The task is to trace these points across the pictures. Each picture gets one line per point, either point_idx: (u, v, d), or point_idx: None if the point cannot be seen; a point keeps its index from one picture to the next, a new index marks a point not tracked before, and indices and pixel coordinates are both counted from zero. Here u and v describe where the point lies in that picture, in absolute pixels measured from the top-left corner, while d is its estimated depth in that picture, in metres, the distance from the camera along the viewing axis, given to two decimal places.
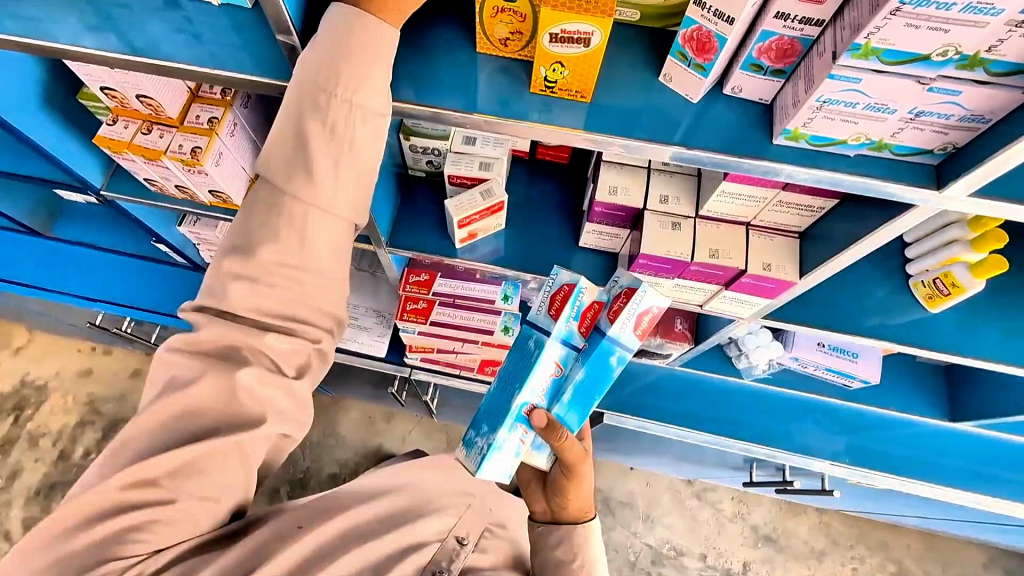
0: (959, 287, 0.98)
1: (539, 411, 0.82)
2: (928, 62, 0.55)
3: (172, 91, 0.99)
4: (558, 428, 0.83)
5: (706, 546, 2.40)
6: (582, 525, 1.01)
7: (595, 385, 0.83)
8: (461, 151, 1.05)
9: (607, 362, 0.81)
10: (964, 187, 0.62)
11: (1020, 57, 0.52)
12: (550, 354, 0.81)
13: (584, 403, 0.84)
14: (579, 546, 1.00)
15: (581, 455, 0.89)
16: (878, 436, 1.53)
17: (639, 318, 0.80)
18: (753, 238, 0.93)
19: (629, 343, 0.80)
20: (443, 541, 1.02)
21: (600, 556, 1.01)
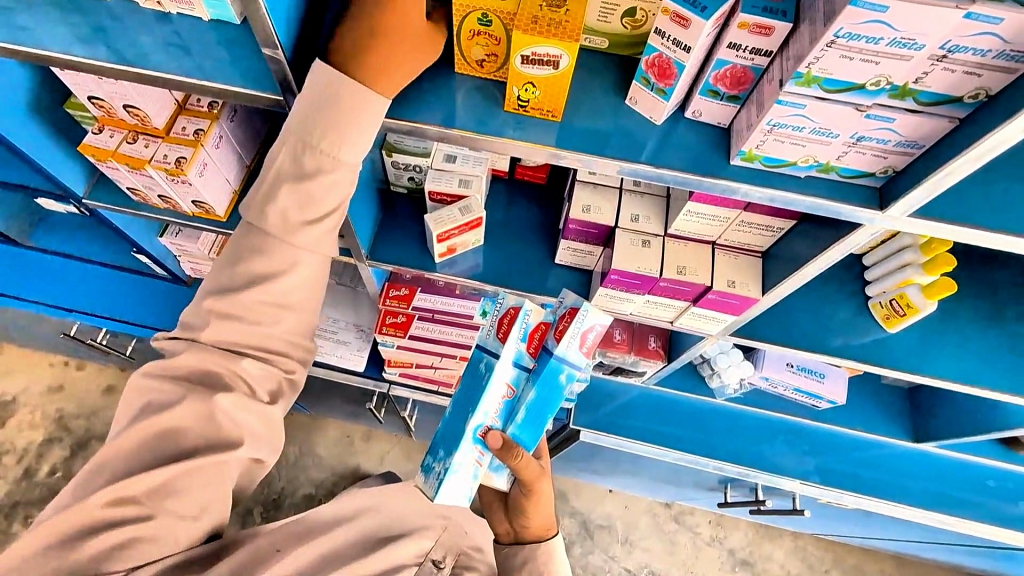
0: (913, 308, 1.02)
1: (493, 432, 0.87)
2: (864, 90, 0.60)
3: (158, 102, 1.02)
4: (513, 448, 0.88)
5: (684, 571, 2.40)
6: (544, 544, 1.08)
7: (547, 405, 0.89)
8: (441, 169, 1.09)
9: (556, 382, 0.86)
10: (903, 207, 0.67)
11: (944, 89, 0.57)
12: (501, 377, 0.87)
13: (537, 422, 0.90)
14: (543, 563, 1.07)
15: (536, 473, 0.96)
16: (847, 457, 1.57)
17: (584, 336, 0.86)
18: (718, 256, 0.97)
19: (578, 362, 0.86)
20: (421, 565, 0.99)
21: (565, 567, 1.08)
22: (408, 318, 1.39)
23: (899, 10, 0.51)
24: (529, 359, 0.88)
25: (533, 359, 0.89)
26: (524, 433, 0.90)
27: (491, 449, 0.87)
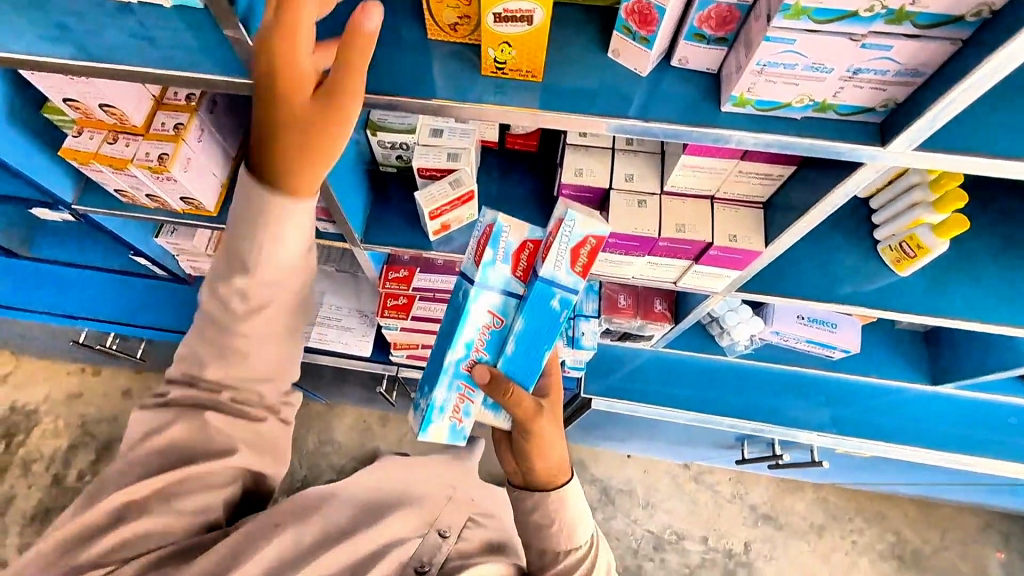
0: (925, 249, 0.99)
1: (479, 367, 0.82)
2: (857, 18, 0.56)
3: (134, 98, 1.00)
4: (502, 382, 0.82)
5: (707, 528, 2.42)
6: (555, 491, 0.94)
7: (539, 335, 0.83)
8: (428, 144, 1.06)
9: (545, 306, 0.81)
10: (907, 140, 0.64)
11: (944, 9, 0.54)
12: (482, 305, 0.83)
13: (528, 355, 0.84)
14: (554, 512, 0.93)
15: (535, 414, 0.86)
16: (864, 406, 1.54)
17: (573, 252, 0.80)
18: (718, 211, 0.94)
19: (569, 284, 0.81)
20: (425, 536, 0.95)
21: (581, 514, 0.95)
22: (409, 300, 1.37)
23: None
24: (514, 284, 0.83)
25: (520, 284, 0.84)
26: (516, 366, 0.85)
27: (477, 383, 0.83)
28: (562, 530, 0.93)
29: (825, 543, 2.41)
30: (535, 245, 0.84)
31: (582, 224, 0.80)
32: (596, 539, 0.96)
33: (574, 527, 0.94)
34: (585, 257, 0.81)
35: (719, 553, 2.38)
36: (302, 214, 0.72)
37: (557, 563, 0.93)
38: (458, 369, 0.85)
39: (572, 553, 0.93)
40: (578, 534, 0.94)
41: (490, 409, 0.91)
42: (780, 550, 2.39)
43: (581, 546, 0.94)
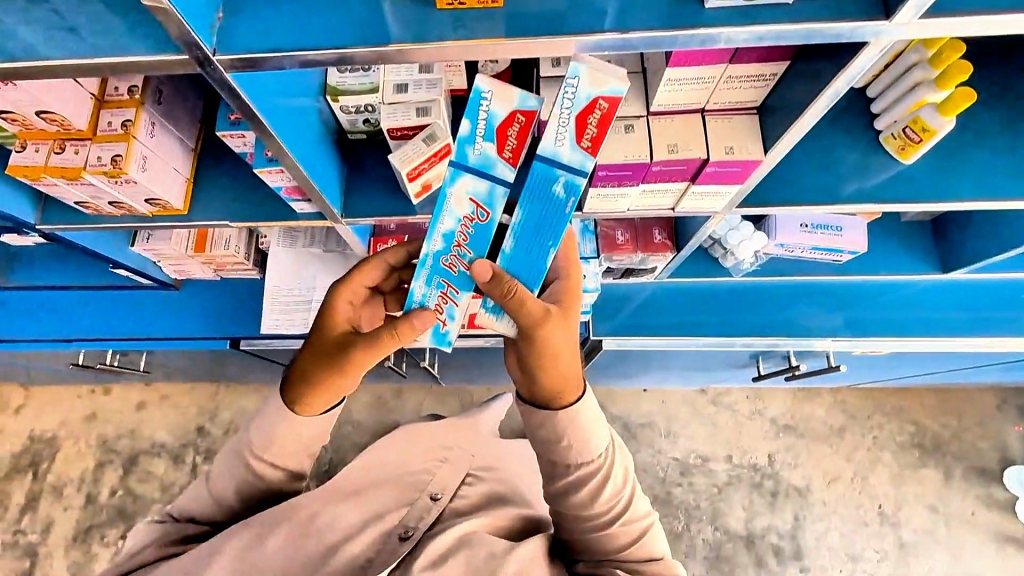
0: (930, 131, 0.95)
1: (480, 262, 0.73)
2: None
3: (72, 99, 0.93)
4: (503, 279, 0.73)
5: (730, 447, 2.46)
6: (565, 408, 0.77)
7: (541, 225, 0.75)
8: (394, 101, 0.98)
9: (546, 187, 0.73)
10: (913, 9, 0.58)
11: None
12: (463, 190, 0.77)
13: (531, 248, 0.75)
14: (564, 428, 0.77)
15: (537, 313, 0.73)
16: (875, 306, 1.53)
17: (583, 120, 0.70)
18: (710, 123, 0.89)
19: (573, 160, 0.72)
20: (414, 503, 0.96)
21: (599, 432, 0.78)
22: None
23: None
24: (501, 164, 0.76)
25: (509, 166, 0.76)
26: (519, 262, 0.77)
27: (476, 281, 0.74)
28: (571, 446, 0.78)
29: (847, 443, 2.46)
30: (525, 119, 0.75)
31: (589, 82, 0.69)
32: (618, 454, 0.81)
33: (588, 445, 0.78)
34: (593, 124, 0.70)
35: (745, 469, 2.43)
36: (351, 384, 0.85)
37: (568, 477, 0.80)
38: (440, 264, 0.80)
39: (586, 470, 0.79)
40: (594, 452, 0.78)
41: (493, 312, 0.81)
42: (804, 456, 2.45)
43: (597, 464, 0.79)
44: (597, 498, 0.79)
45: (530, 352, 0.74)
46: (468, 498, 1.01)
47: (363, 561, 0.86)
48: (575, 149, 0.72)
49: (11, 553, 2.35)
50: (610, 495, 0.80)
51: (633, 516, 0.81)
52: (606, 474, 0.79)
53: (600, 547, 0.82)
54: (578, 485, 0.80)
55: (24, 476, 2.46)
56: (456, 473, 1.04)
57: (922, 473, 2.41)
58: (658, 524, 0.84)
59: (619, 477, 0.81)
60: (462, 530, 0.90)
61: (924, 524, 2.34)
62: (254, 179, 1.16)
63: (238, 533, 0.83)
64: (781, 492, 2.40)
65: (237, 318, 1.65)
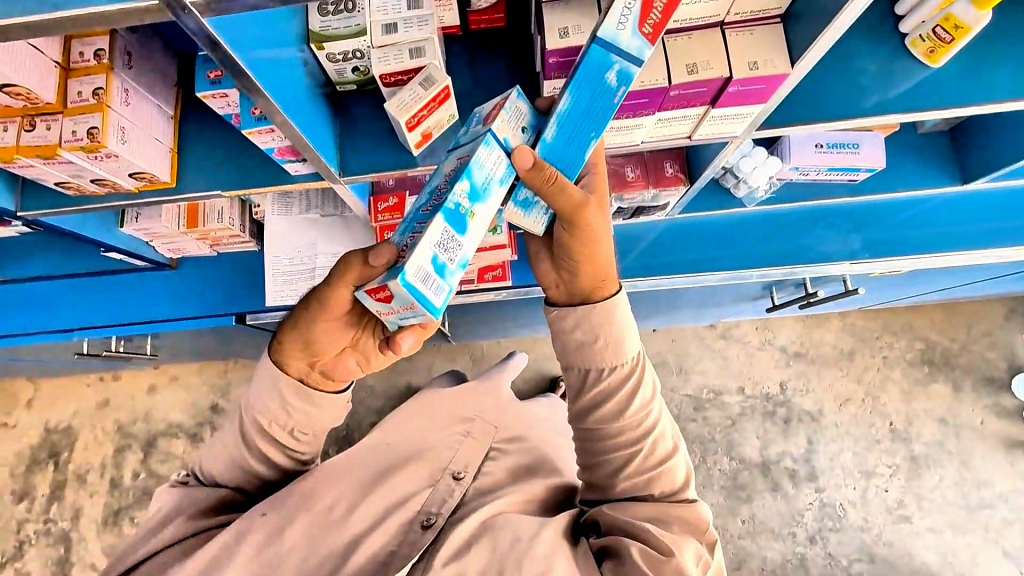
0: (963, 28, 0.90)
1: (522, 149, 0.70)
2: None
3: (35, 69, 0.85)
4: (545, 167, 0.71)
5: (742, 379, 2.49)
6: (601, 301, 0.78)
7: (586, 115, 0.74)
8: (384, 44, 0.92)
9: (600, 71, 0.71)
10: None
11: None
12: (454, 157, 0.77)
13: (575, 139, 0.75)
14: (598, 326, 0.78)
15: (578, 200, 0.72)
16: (890, 225, 1.50)
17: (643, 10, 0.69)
18: (731, 39, 0.82)
19: (631, 47, 0.70)
20: (435, 485, 0.97)
21: (630, 335, 0.79)
22: None
23: None
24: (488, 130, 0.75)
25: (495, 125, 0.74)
26: (558, 154, 0.75)
27: (516, 169, 0.71)
28: (606, 347, 0.79)
29: (857, 364, 2.48)
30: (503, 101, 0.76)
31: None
32: (648, 367, 0.81)
33: (620, 348, 0.79)
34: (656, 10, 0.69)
35: (758, 399, 2.46)
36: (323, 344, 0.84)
37: (601, 384, 0.81)
38: (416, 215, 0.74)
39: (617, 379, 0.80)
40: (625, 359, 0.80)
41: (521, 208, 0.79)
42: (815, 381, 2.47)
43: (627, 371, 0.80)
44: (626, 410, 0.80)
45: (572, 239, 0.75)
46: (492, 475, 1.01)
47: (386, 553, 0.85)
48: (635, 36, 0.70)
49: (44, 541, 2.39)
50: (638, 410, 0.80)
51: (659, 433, 0.81)
52: (635, 384, 0.80)
53: (625, 468, 0.82)
54: (607, 398, 0.81)
55: (46, 467, 2.47)
56: (480, 450, 1.06)
57: (932, 388, 2.45)
58: (684, 453, 0.84)
59: (649, 390, 0.81)
60: (489, 511, 0.89)
61: (935, 436, 2.39)
62: (241, 143, 1.09)
63: (263, 523, 0.82)
64: (795, 418, 2.44)
65: (239, 293, 1.60)
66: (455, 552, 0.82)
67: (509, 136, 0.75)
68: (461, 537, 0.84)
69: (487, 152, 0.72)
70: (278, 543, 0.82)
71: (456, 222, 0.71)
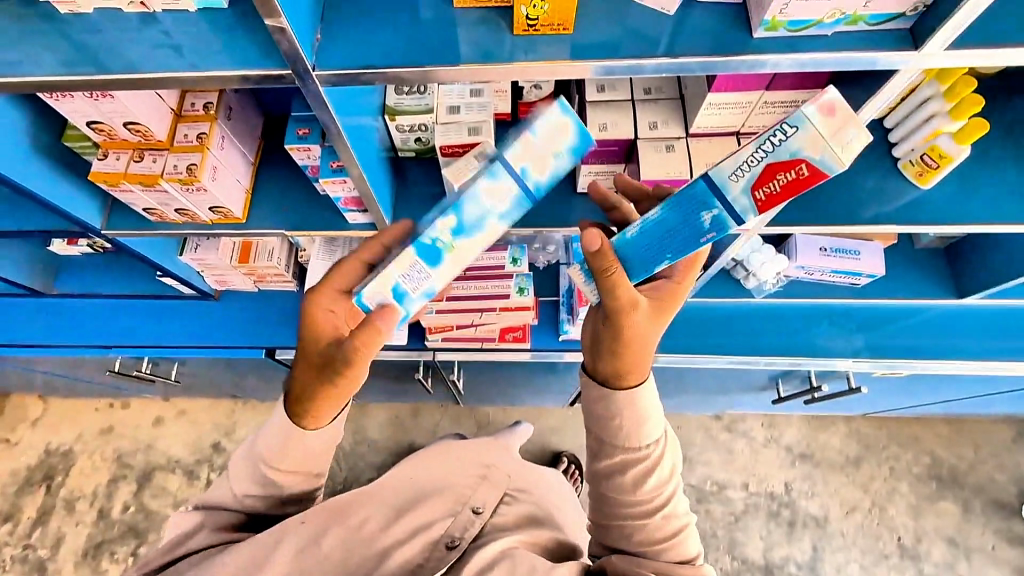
0: (946, 157, 1.02)
1: (593, 231, 0.76)
2: (823, 23, 0.69)
3: (157, 113, 1.01)
4: (607, 255, 0.76)
5: (747, 475, 2.46)
6: (628, 387, 0.82)
7: (669, 236, 0.77)
8: (447, 121, 1.07)
9: (698, 207, 0.74)
10: (941, 39, 0.65)
11: (887, 10, 0.67)
12: (473, 173, 0.85)
13: (648, 248, 0.79)
14: (621, 406, 0.82)
15: (627, 298, 0.79)
16: (892, 330, 1.59)
17: (766, 172, 0.69)
18: (744, 145, 0.96)
19: (736, 202, 0.72)
20: (457, 514, 0.98)
21: (655, 417, 0.83)
22: None
23: None
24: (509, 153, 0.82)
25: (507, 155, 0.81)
26: (632, 251, 0.80)
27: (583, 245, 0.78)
28: (623, 427, 0.83)
29: (863, 473, 2.46)
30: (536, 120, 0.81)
31: (805, 143, 0.67)
32: (666, 447, 0.85)
33: (643, 428, 0.83)
34: (782, 181, 0.69)
35: (761, 497, 2.43)
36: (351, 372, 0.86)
37: (615, 457, 0.84)
38: (421, 225, 0.88)
39: (634, 457, 0.84)
40: (644, 441, 0.83)
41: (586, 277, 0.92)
42: (820, 486, 2.44)
43: (646, 452, 0.83)
44: (640, 484, 0.83)
45: (605, 327, 0.82)
46: (505, 515, 1.01)
47: (413, 564, 0.88)
48: (747, 194, 0.71)
49: (20, 568, 2.33)
50: (653, 488, 0.83)
51: (669, 509, 0.84)
52: (651, 461, 0.83)
53: (637, 536, 0.84)
54: (623, 470, 0.84)
55: (38, 489, 2.47)
56: (495, 493, 1.04)
57: (940, 505, 2.40)
58: (694, 526, 0.87)
59: (664, 472, 0.84)
60: (507, 542, 0.92)
61: (945, 557, 2.32)
62: (308, 192, 1.23)
63: (290, 534, 0.85)
64: (799, 522, 2.39)
65: (271, 329, 1.70)
66: (478, 570, 0.86)
67: (525, 165, 0.81)
68: (480, 559, 0.87)
69: (489, 185, 0.82)
70: (308, 552, 0.85)
71: (432, 254, 0.85)
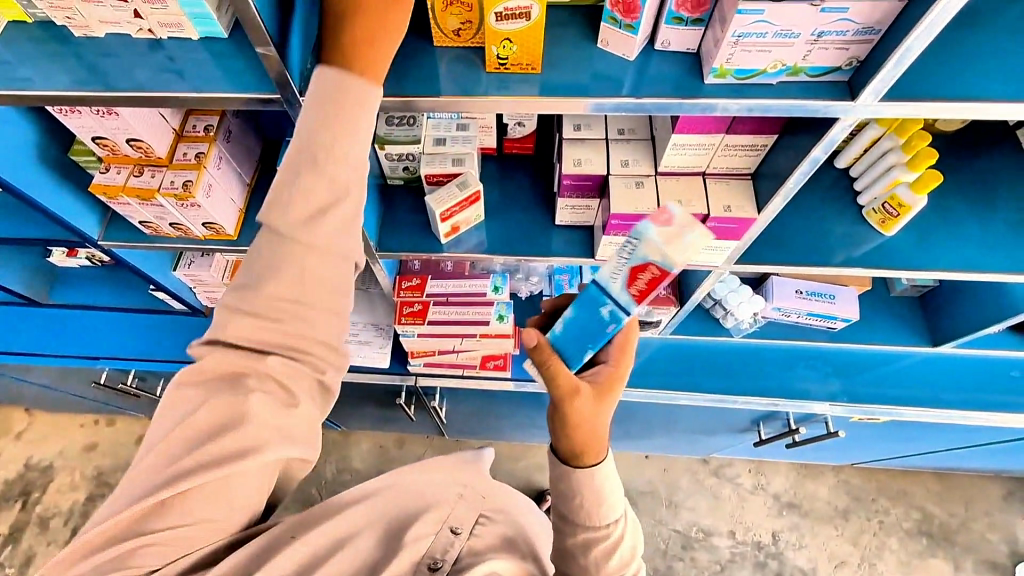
0: (906, 207, 1.06)
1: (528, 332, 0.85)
2: (767, 73, 0.75)
3: (159, 132, 1.07)
4: (544, 350, 0.84)
5: (733, 522, 2.42)
6: (588, 466, 0.80)
7: (583, 332, 0.86)
8: (433, 152, 1.13)
9: (595, 307, 0.85)
10: (872, 93, 0.72)
11: (826, 63, 0.73)
12: None
13: (576, 340, 0.87)
14: (580, 485, 0.79)
15: (565, 386, 0.81)
16: (872, 378, 1.60)
17: (631, 275, 0.81)
18: (710, 185, 1.01)
19: (620, 299, 0.84)
20: (437, 535, 0.87)
21: (615, 495, 0.80)
22: (424, 306, 1.41)
23: (776, 11, 0.67)
24: None
25: None
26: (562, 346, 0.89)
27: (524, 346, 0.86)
28: (582, 507, 0.79)
29: (852, 526, 2.41)
30: None
31: (652, 251, 0.79)
32: (628, 525, 0.81)
33: (602, 505, 0.79)
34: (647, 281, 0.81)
35: (748, 546, 2.38)
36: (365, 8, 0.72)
37: (576, 536, 0.80)
38: None
39: (595, 533, 0.79)
40: (604, 518, 0.79)
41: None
42: (808, 537, 2.39)
43: (607, 530, 0.79)
44: (603, 563, 0.78)
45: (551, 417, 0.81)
46: (483, 538, 0.90)
47: None
48: (626, 291, 0.83)
49: None
50: (613, 570, 0.78)
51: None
52: (613, 539, 0.79)
53: None
54: (585, 548, 0.79)
55: (14, 504, 2.44)
56: (471, 512, 0.93)
57: (931, 563, 2.34)
58: None
59: (625, 553, 0.79)
60: (489, 568, 0.82)
61: None
62: None
63: None
64: (786, 574, 2.33)
65: None
66: None
67: None
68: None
69: None
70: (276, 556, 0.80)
71: None
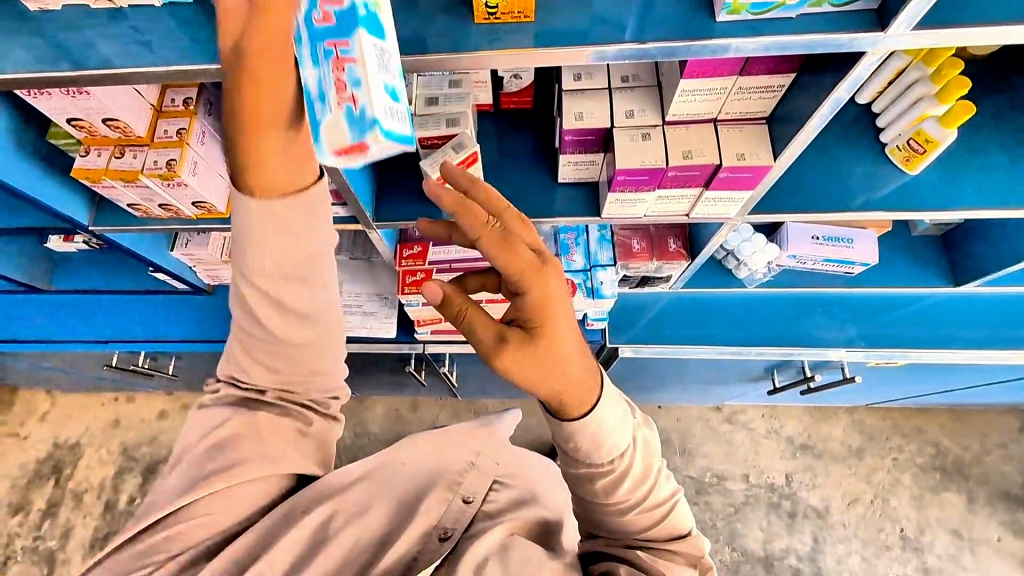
0: (933, 141, 1.00)
1: (428, 287, 0.71)
2: (785, 6, 0.69)
3: (135, 109, 1.01)
4: (452, 302, 0.72)
5: (747, 466, 2.44)
6: (570, 417, 0.72)
7: None
8: (425, 113, 1.06)
9: None
10: (905, 21, 0.65)
11: None
12: None
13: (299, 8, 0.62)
14: (572, 431, 0.72)
15: (494, 341, 0.70)
16: (889, 319, 1.56)
17: None
18: (722, 132, 0.95)
19: None
20: (448, 503, 0.81)
21: (615, 431, 0.73)
22: (427, 275, 1.38)
23: None
24: None
25: None
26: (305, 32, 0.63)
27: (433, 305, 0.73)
28: (581, 449, 0.73)
29: (865, 464, 2.43)
30: None
31: None
32: (636, 452, 0.75)
33: (603, 444, 0.72)
34: None
35: (762, 488, 2.40)
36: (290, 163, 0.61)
37: (580, 473, 0.75)
38: None
39: (598, 470, 0.74)
40: (607, 455, 0.73)
41: (349, 124, 0.62)
42: (822, 478, 2.42)
43: (610, 465, 0.73)
44: (615, 493, 0.74)
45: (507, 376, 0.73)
46: (498, 503, 0.85)
47: (407, 560, 0.75)
48: None
49: (29, 559, 2.37)
50: (627, 491, 0.74)
51: (653, 503, 0.75)
52: (622, 473, 0.74)
53: (621, 530, 0.77)
54: (592, 481, 0.75)
55: (47, 481, 2.51)
56: (485, 475, 0.86)
57: (944, 496, 2.37)
58: (683, 501, 0.78)
59: (638, 473, 0.75)
60: (504, 532, 0.78)
61: (949, 549, 2.29)
62: None
63: None
64: (800, 513, 2.36)
65: None
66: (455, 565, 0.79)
67: None
68: (479, 552, 0.74)
69: None
70: None
71: None
